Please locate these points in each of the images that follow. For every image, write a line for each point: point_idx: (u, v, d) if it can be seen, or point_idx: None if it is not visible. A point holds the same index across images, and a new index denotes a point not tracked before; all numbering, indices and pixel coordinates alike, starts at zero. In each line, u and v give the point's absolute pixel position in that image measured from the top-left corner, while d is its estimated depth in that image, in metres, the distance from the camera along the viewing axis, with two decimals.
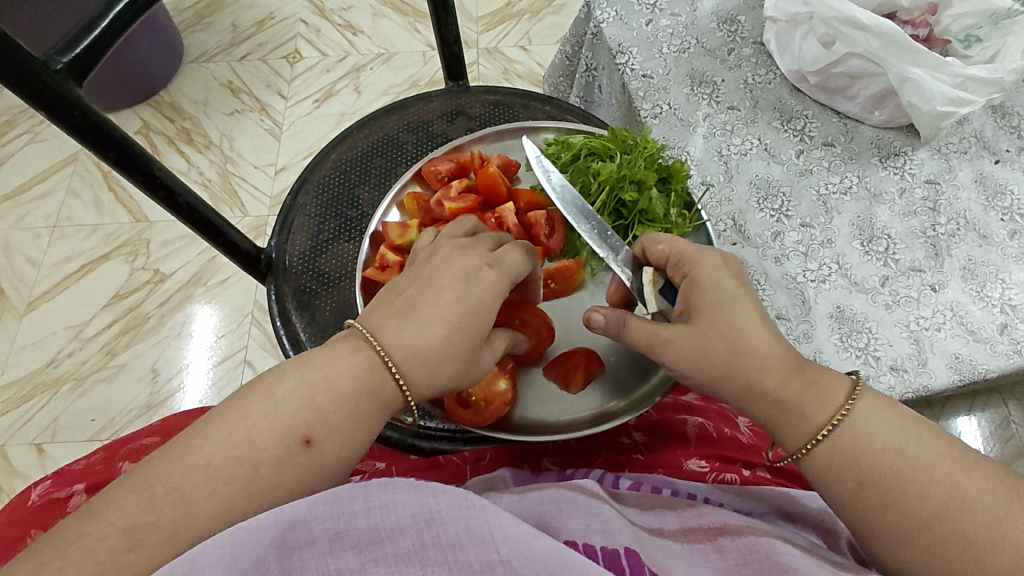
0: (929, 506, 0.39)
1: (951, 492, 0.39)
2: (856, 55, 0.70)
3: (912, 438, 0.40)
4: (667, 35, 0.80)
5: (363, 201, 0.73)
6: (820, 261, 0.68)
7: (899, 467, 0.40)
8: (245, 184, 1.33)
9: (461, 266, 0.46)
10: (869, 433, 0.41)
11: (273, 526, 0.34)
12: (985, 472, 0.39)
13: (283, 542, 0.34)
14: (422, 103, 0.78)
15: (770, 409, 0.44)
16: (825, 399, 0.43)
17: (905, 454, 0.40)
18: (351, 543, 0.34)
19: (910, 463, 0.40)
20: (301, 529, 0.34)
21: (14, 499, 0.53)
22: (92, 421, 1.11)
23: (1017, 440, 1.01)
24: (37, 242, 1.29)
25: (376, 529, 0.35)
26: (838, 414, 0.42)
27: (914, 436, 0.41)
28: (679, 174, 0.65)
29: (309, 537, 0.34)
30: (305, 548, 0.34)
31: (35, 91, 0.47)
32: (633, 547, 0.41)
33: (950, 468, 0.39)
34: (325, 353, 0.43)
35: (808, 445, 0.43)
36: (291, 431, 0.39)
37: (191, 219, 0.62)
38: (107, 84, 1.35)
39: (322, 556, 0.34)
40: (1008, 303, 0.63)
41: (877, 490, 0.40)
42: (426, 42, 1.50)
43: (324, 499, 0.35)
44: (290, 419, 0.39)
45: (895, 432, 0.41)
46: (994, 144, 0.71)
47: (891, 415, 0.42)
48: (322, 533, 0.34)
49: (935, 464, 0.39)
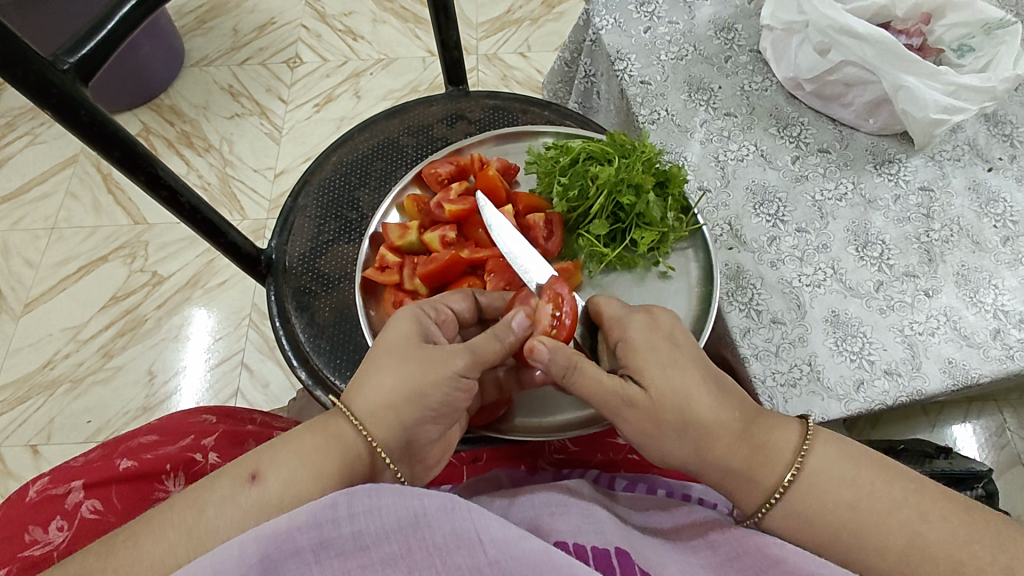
0: (888, 559, 0.41)
1: (910, 540, 0.40)
2: (850, 63, 0.71)
3: (864, 493, 0.42)
4: (665, 42, 0.81)
5: (363, 203, 0.73)
6: (815, 265, 0.68)
7: (854, 520, 0.41)
8: (244, 188, 1.33)
9: (401, 320, 0.50)
10: (828, 489, 0.43)
11: (255, 543, 0.34)
12: (944, 514, 0.41)
13: (267, 557, 0.33)
14: (422, 107, 0.79)
15: (745, 457, 0.45)
16: (776, 461, 0.45)
17: (875, 483, 0.42)
18: (335, 551, 0.35)
19: (864, 517, 0.41)
20: (285, 541, 0.34)
21: (11, 496, 0.52)
22: (87, 423, 1.11)
23: (1011, 448, 1.02)
24: (34, 244, 1.29)
25: (360, 536, 0.35)
26: (791, 472, 0.44)
27: (869, 485, 0.42)
28: (677, 178, 0.64)
29: (294, 547, 0.34)
30: (289, 558, 0.34)
31: (42, 91, 0.47)
32: (624, 548, 0.42)
33: (904, 517, 0.41)
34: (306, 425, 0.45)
35: (763, 509, 0.44)
36: (239, 470, 0.41)
37: (193, 220, 0.63)
38: (109, 87, 1.36)
39: (306, 567, 0.34)
40: (1000, 308, 0.64)
41: (838, 540, 0.42)
42: (426, 48, 1.52)
43: (308, 510, 0.35)
44: (243, 460, 0.42)
45: (871, 465, 0.43)
46: (987, 152, 0.72)
47: (846, 469, 0.43)
48: (306, 543, 0.34)
49: (889, 515, 0.41)
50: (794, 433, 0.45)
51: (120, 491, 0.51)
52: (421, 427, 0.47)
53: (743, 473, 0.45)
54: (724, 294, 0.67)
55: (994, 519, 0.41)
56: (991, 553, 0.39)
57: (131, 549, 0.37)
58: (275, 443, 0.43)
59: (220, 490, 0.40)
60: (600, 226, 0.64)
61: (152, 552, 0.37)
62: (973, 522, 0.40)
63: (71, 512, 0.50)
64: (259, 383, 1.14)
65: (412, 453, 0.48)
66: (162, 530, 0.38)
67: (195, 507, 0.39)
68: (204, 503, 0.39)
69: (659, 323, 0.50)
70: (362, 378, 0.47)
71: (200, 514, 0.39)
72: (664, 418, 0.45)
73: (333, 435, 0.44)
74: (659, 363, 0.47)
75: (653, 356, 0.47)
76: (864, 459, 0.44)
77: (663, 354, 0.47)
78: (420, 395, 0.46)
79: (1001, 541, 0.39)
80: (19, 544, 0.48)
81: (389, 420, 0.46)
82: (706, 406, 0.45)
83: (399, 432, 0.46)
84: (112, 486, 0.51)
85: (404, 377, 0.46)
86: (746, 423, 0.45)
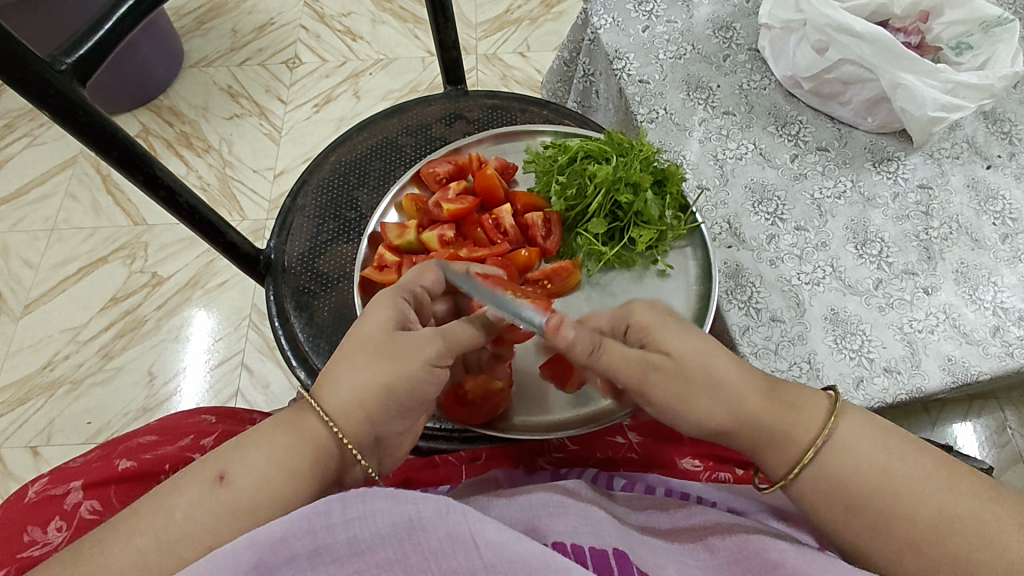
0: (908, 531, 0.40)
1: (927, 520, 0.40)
2: (848, 61, 0.71)
3: (894, 459, 0.42)
4: (663, 41, 0.82)
5: (362, 203, 0.73)
6: (814, 264, 0.68)
7: (883, 478, 0.41)
8: (244, 189, 1.33)
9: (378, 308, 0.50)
10: (848, 461, 0.43)
11: (249, 551, 0.34)
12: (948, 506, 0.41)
13: (262, 565, 0.34)
14: (421, 107, 0.79)
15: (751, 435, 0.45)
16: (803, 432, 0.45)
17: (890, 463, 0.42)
18: (332, 556, 0.35)
19: (896, 486, 0.41)
20: (279, 548, 0.34)
21: (8, 496, 0.52)
22: (88, 424, 1.11)
23: (1013, 446, 1.02)
24: (34, 245, 1.29)
25: (354, 542, 0.35)
26: (823, 436, 0.44)
27: (898, 454, 0.42)
28: (674, 177, 0.65)
29: (289, 554, 0.34)
30: (285, 565, 0.34)
31: (39, 92, 0.47)
32: (622, 548, 0.42)
33: (935, 487, 0.41)
34: (270, 423, 0.45)
35: (793, 473, 0.44)
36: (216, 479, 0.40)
37: (191, 220, 0.63)
38: (108, 88, 1.36)
39: (302, 572, 0.34)
40: (1000, 306, 0.64)
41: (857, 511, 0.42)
42: (426, 49, 1.52)
43: (300, 515, 0.35)
44: (209, 463, 0.42)
45: (880, 442, 0.43)
46: (986, 149, 0.72)
47: (874, 436, 0.43)
48: (302, 550, 0.34)
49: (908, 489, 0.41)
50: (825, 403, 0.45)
51: (120, 492, 0.51)
52: (390, 425, 0.47)
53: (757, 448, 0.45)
54: (723, 293, 0.67)
55: (1000, 508, 0.41)
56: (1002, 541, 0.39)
57: (98, 557, 0.37)
58: (240, 444, 0.43)
59: (187, 495, 0.40)
60: (598, 224, 0.65)
61: (121, 559, 0.37)
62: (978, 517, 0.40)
63: (70, 513, 0.50)
64: (259, 383, 1.14)
65: (381, 448, 0.48)
66: (131, 536, 0.38)
67: (163, 511, 0.39)
68: (172, 507, 0.39)
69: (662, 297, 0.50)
70: (337, 375, 0.46)
71: (168, 518, 0.39)
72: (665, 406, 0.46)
73: (295, 439, 0.43)
74: (679, 336, 0.47)
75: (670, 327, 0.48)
76: (887, 427, 0.44)
77: (679, 326, 0.48)
78: (395, 389, 0.46)
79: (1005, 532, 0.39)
80: (18, 543, 0.48)
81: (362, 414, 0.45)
82: (706, 403, 0.45)
83: (369, 427, 0.46)
84: (111, 485, 0.51)
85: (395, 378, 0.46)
86: (768, 391, 0.45)
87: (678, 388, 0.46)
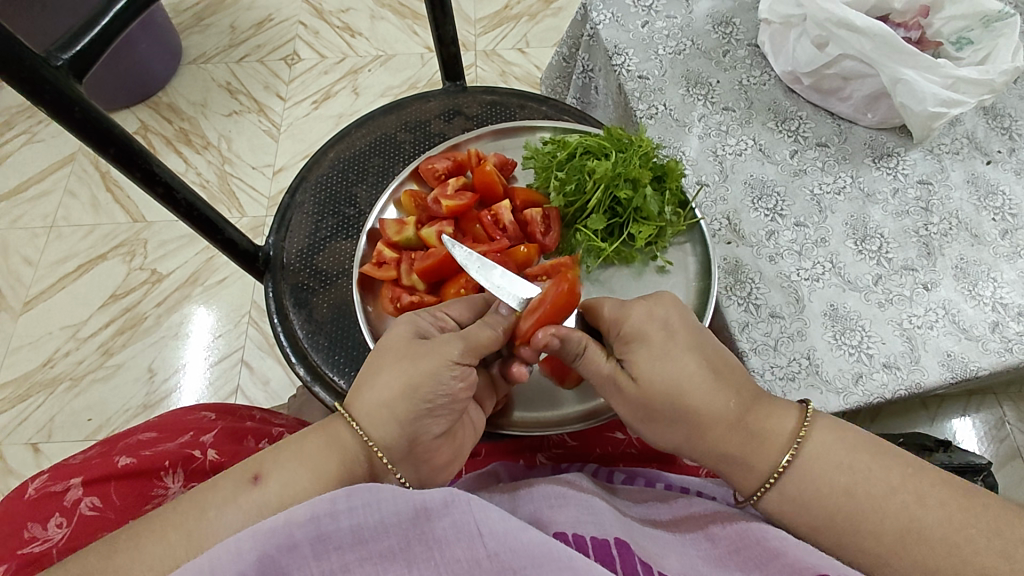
0: (885, 542, 0.41)
1: (906, 527, 0.41)
2: (849, 57, 0.71)
3: (860, 478, 0.42)
4: (662, 37, 0.81)
5: (360, 199, 0.73)
6: (813, 259, 0.68)
7: (862, 491, 0.42)
8: (243, 185, 1.33)
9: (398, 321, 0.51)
10: (821, 476, 0.43)
11: (252, 541, 0.34)
12: (940, 499, 0.41)
13: (263, 554, 0.33)
14: (419, 103, 0.79)
15: (733, 451, 0.46)
16: (772, 445, 0.46)
17: (872, 472, 0.42)
18: (334, 544, 0.35)
19: (863, 502, 0.42)
20: (281, 536, 0.34)
21: (9, 494, 0.52)
22: (88, 421, 1.11)
23: (1011, 441, 1.02)
24: (33, 242, 1.29)
25: (358, 530, 0.35)
26: (787, 455, 0.45)
27: (870, 470, 0.43)
28: (674, 172, 0.65)
29: (291, 542, 0.34)
30: (286, 553, 0.34)
31: (36, 88, 0.47)
32: (623, 539, 0.42)
33: (902, 501, 0.41)
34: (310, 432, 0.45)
35: (761, 491, 0.45)
36: None
37: (189, 217, 0.62)
38: (106, 85, 1.35)
39: (305, 560, 0.34)
40: (999, 301, 0.64)
41: (832, 526, 0.43)
42: (424, 44, 1.51)
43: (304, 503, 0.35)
44: (246, 464, 0.43)
45: (863, 453, 0.43)
46: (986, 144, 0.72)
47: (842, 456, 0.44)
48: (304, 537, 0.34)
49: (884, 501, 0.41)
50: (791, 420, 0.46)
51: (120, 488, 0.51)
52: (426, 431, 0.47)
53: (731, 466, 0.46)
54: (723, 289, 0.67)
55: (993, 504, 0.41)
56: (988, 537, 0.39)
57: (132, 549, 0.38)
58: (279, 449, 0.44)
59: (221, 493, 0.41)
60: (598, 220, 0.65)
61: (152, 550, 0.38)
62: (972, 514, 0.40)
63: (70, 509, 0.50)
64: (259, 380, 1.14)
65: (417, 454, 0.47)
66: (164, 532, 0.39)
67: (198, 507, 0.40)
68: (206, 505, 0.40)
69: (655, 314, 0.49)
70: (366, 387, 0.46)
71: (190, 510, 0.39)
72: (661, 411, 0.47)
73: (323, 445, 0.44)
74: (650, 357, 0.47)
75: (647, 352, 0.48)
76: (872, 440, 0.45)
77: (656, 346, 0.47)
78: (424, 395, 0.45)
79: (997, 525, 0.40)
80: (18, 541, 0.48)
81: (385, 417, 0.45)
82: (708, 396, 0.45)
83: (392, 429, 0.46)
84: (110, 483, 0.51)
85: (395, 375, 0.46)
86: (741, 409, 0.46)
87: (669, 386, 0.46)
